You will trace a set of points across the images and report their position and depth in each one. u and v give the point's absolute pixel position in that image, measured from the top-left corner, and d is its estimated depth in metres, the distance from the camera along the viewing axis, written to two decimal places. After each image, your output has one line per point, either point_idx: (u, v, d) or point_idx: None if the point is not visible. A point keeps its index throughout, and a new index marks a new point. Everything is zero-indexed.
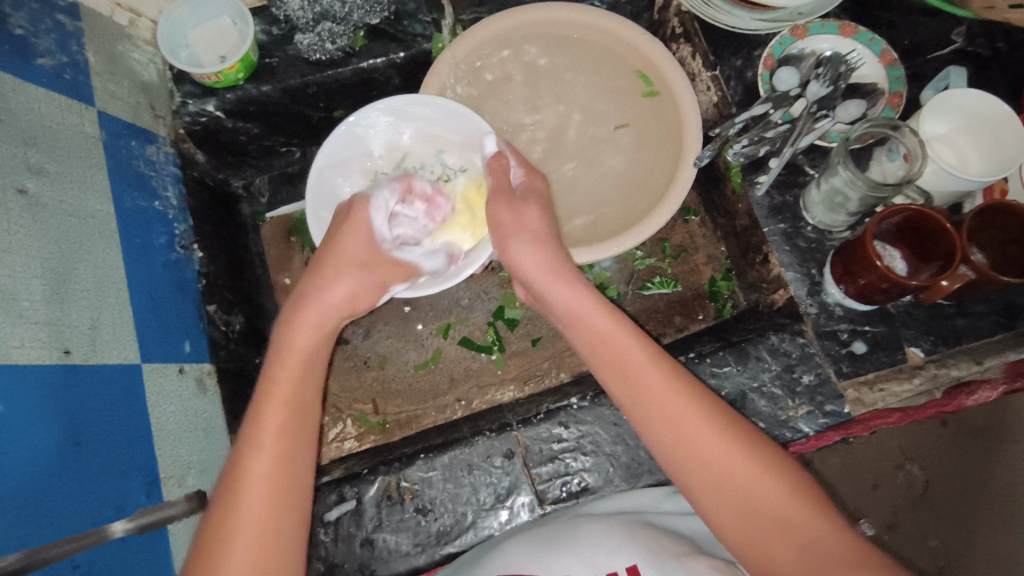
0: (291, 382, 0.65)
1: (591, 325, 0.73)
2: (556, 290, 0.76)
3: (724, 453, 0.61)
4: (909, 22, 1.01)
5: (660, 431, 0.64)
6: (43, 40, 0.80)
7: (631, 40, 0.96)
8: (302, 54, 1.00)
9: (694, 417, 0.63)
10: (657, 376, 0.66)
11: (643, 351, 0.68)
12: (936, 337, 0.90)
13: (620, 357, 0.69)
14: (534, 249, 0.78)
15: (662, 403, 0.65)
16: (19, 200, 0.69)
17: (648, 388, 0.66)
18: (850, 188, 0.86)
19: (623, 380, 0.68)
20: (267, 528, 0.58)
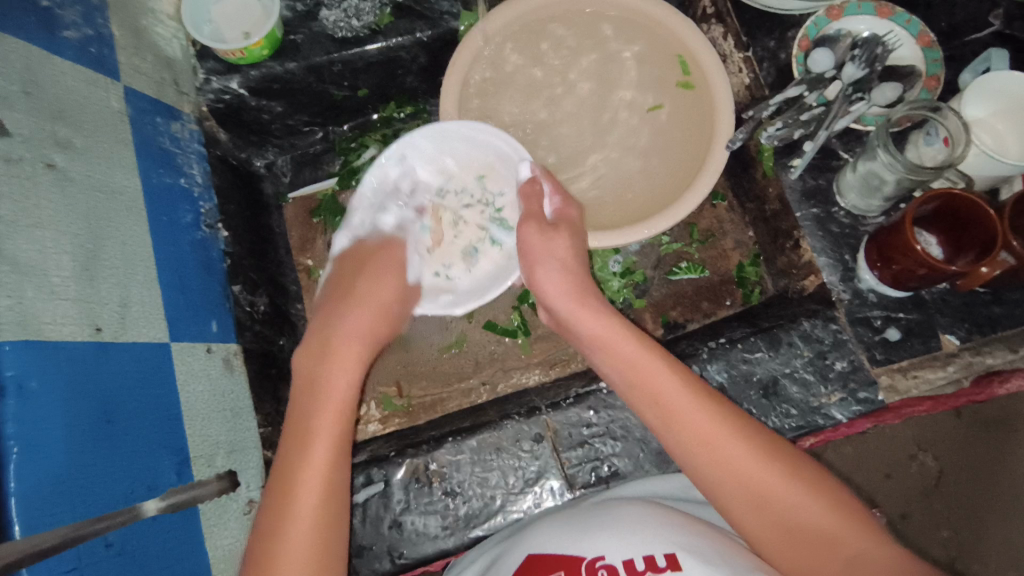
0: (340, 381, 0.71)
1: (617, 341, 0.74)
2: (578, 315, 0.78)
3: (754, 467, 0.63)
4: (948, 4, 0.99)
5: (691, 445, 0.66)
6: (69, 12, 0.78)
7: (666, 20, 0.94)
8: (327, 31, 0.98)
9: (726, 435, 0.65)
10: (693, 401, 0.68)
11: (672, 375, 0.70)
12: (972, 325, 0.88)
13: (648, 383, 0.71)
14: (563, 287, 0.79)
15: (692, 420, 0.67)
16: (48, 174, 0.68)
17: (675, 405, 0.68)
18: (888, 172, 0.84)
19: (654, 406, 0.69)
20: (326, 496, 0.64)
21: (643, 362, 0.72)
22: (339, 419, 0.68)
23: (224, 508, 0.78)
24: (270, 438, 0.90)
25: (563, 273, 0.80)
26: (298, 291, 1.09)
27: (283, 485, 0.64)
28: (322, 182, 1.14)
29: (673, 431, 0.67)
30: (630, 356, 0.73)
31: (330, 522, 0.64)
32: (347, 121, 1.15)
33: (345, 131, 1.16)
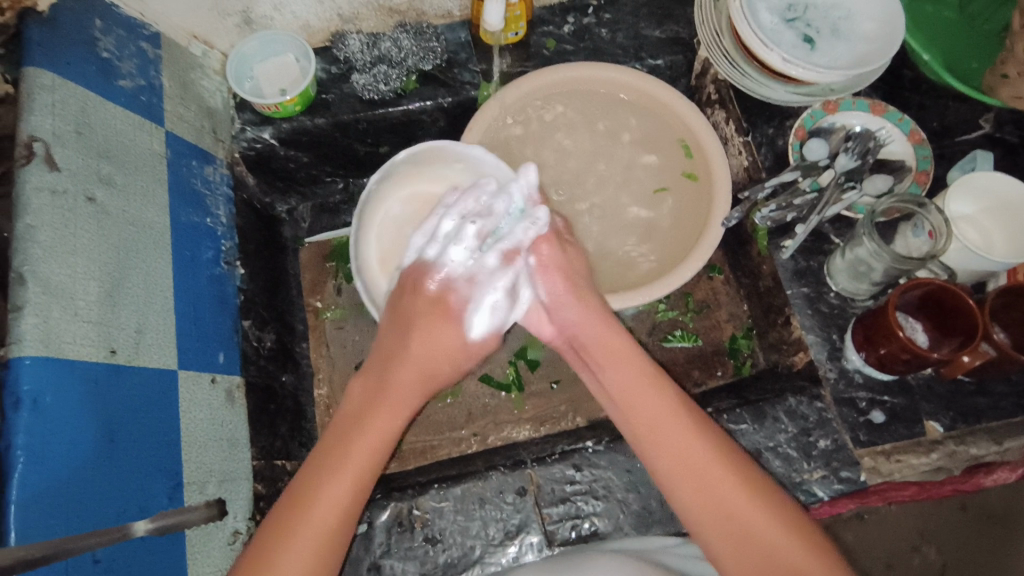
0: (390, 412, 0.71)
1: (617, 360, 0.75)
2: (584, 329, 0.77)
3: (735, 497, 0.66)
4: (941, 105, 1.05)
5: (675, 470, 0.68)
6: (126, 63, 0.87)
7: (671, 104, 1.01)
8: (357, 92, 1.06)
9: (714, 468, 0.67)
10: (684, 426, 0.70)
11: (659, 396, 0.72)
12: (956, 414, 0.90)
13: (637, 407, 0.73)
14: (575, 308, 0.77)
15: (672, 440, 0.70)
16: (88, 207, 0.75)
17: (659, 424, 0.71)
18: (874, 259, 0.88)
19: (645, 427, 0.71)
20: (334, 526, 0.65)
21: (641, 383, 0.73)
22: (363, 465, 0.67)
23: (209, 536, 0.79)
24: (262, 471, 0.92)
25: (574, 304, 0.77)
26: (304, 331, 1.14)
27: (297, 501, 0.65)
28: (338, 230, 1.21)
29: (656, 451, 0.70)
30: (631, 376, 0.74)
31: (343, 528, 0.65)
32: (367, 174, 1.22)
33: (365, 184, 1.23)
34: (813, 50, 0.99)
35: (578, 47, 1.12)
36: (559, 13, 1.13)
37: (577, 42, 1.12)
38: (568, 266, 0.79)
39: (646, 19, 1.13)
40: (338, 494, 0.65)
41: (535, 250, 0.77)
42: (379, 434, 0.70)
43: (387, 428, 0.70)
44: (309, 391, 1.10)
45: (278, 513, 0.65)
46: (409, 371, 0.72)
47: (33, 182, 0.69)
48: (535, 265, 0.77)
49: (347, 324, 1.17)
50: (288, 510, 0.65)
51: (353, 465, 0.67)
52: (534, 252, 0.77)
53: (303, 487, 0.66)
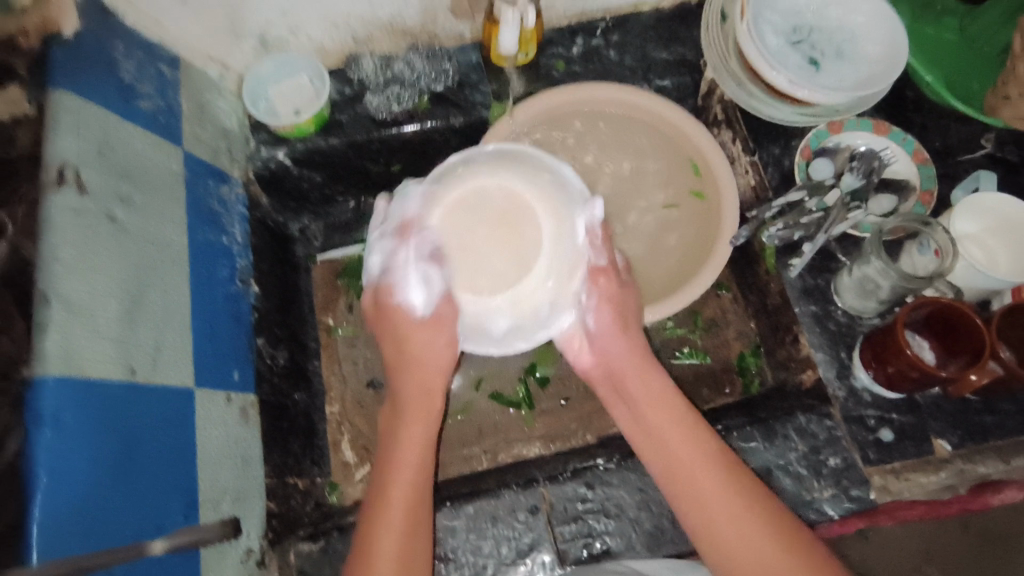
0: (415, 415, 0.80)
1: (653, 404, 0.80)
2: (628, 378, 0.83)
3: (753, 539, 0.69)
4: (943, 125, 1.07)
5: (701, 512, 0.72)
6: (146, 86, 0.89)
7: (680, 124, 1.03)
8: (369, 113, 1.08)
9: (735, 512, 0.71)
10: (712, 473, 0.74)
11: (687, 437, 0.77)
12: (964, 432, 0.91)
13: (668, 448, 0.77)
14: (619, 341, 0.84)
15: (701, 488, 0.73)
16: (109, 227, 0.76)
17: (689, 470, 0.74)
18: (881, 277, 0.90)
19: (670, 475, 0.76)
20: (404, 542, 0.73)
21: (674, 427, 0.78)
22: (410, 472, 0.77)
23: (222, 554, 0.79)
24: (274, 489, 0.93)
25: (620, 339, 0.84)
26: (315, 348, 1.15)
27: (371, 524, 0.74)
28: (349, 248, 1.23)
29: (686, 497, 0.74)
30: (662, 421, 0.79)
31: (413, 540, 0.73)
32: (378, 193, 1.23)
33: (376, 202, 1.25)
34: (819, 71, 1.01)
35: (586, 69, 1.14)
36: (567, 36, 1.16)
37: (585, 64, 1.15)
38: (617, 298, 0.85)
39: (652, 41, 1.15)
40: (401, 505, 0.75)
41: (590, 282, 0.84)
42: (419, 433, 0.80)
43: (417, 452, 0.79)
44: (321, 407, 1.11)
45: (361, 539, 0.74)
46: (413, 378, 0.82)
47: (57, 203, 0.71)
48: (588, 298, 0.83)
49: (358, 341, 1.17)
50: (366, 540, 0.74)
51: (396, 502, 0.74)
52: (589, 284, 0.84)
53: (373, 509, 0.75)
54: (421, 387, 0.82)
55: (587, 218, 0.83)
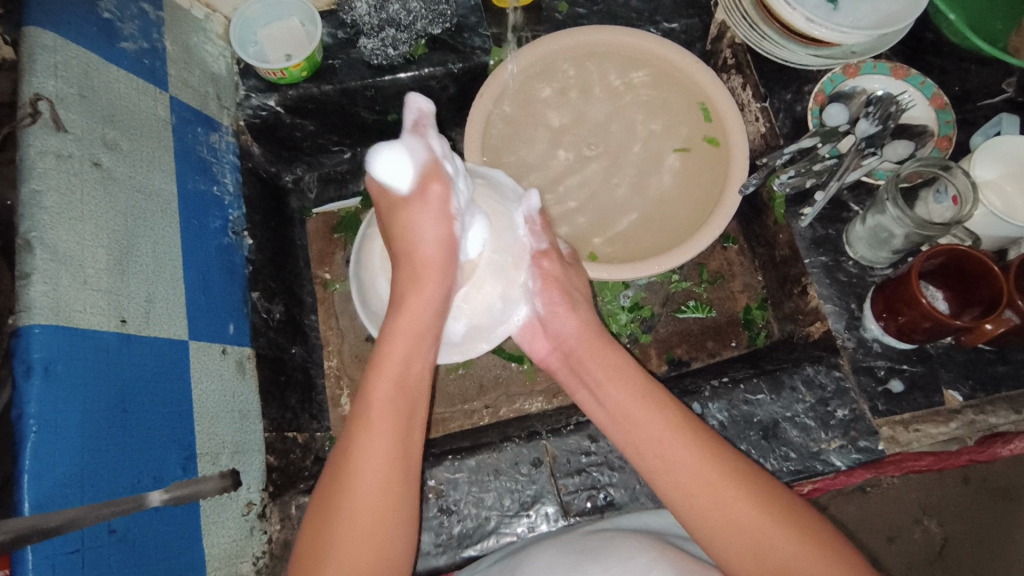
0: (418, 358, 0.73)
1: (614, 378, 0.77)
2: (590, 357, 0.80)
3: (729, 499, 0.66)
4: (963, 69, 1.01)
5: (682, 486, 0.68)
6: (128, 25, 0.84)
7: (686, 67, 0.99)
8: (364, 58, 1.03)
9: (710, 475, 0.67)
10: (680, 440, 0.71)
11: (660, 413, 0.73)
12: (976, 383, 0.89)
13: (636, 422, 0.74)
14: (569, 320, 0.82)
15: (681, 462, 0.69)
16: (93, 172, 0.73)
17: (665, 443, 0.71)
18: (896, 226, 0.86)
19: (636, 448, 0.73)
20: (381, 506, 0.65)
21: (644, 399, 0.75)
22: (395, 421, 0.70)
23: (223, 506, 0.79)
24: (274, 443, 0.92)
25: (573, 315, 0.82)
26: (313, 303, 1.13)
27: (334, 484, 0.66)
28: (346, 201, 1.20)
29: (663, 472, 0.70)
30: (633, 397, 0.75)
31: (393, 502, 0.66)
32: (374, 144, 1.19)
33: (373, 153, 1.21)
34: (836, 10, 0.96)
35: (591, 11, 1.09)
36: None
37: (589, 6, 1.09)
38: (559, 277, 0.83)
39: None
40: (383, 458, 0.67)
41: (535, 267, 0.84)
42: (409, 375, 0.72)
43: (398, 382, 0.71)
44: (319, 363, 1.10)
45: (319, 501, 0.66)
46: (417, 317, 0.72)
47: (36, 145, 0.67)
48: (533, 283, 0.83)
49: None
50: (325, 504, 0.65)
51: (374, 463, 0.66)
52: (534, 268, 0.83)
53: (341, 468, 0.67)
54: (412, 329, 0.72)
55: (523, 211, 0.84)
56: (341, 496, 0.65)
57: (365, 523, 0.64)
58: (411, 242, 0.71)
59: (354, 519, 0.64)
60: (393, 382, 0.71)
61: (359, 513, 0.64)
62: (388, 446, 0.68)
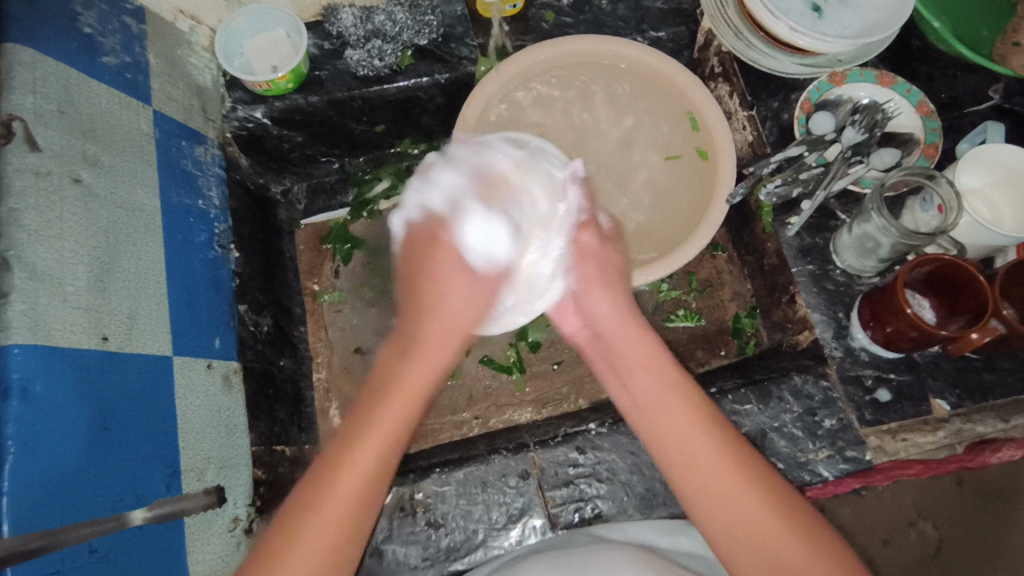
0: (419, 382, 0.67)
1: (640, 374, 0.70)
2: (622, 350, 0.73)
3: (754, 513, 0.60)
4: (950, 75, 1.02)
5: (711, 498, 0.62)
6: (109, 39, 0.84)
7: (676, 77, 0.99)
8: (350, 69, 1.03)
9: (724, 470, 0.63)
10: (709, 444, 0.64)
11: (687, 408, 0.67)
12: (963, 391, 0.89)
13: (662, 417, 0.67)
14: (606, 300, 0.77)
15: (711, 470, 0.63)
16: (74, 189, 0.72)
17: (695, 446, 0.64)
18: (882, 235, 0.86)
19: (670, 441, 0.66)
20: (351, 513, 0.60)
21: (676, 392, 0.68)
22: (387, 446, 0.63)
23: (209, 523, 0.78)
24: (261, 457, 0.91)
25: (604, 292, 0.77)
26: (301, 314, 1.13)
27: (324, 472, 0.61)
28: (335, 212, 1.20)
29: (690, 475, 0.64)
30: (664, 396, 0.68)
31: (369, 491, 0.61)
32: (363, 154, 1.19)
33: (361, 163, 1.21)
34: (821, 18, 0.96)
35: (578, 20, 1.09)
36: None
37: (576, 15, 1.10)
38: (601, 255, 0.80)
39: None
40: (369, 455, 0.61)
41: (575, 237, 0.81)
42: (417, 378, 0.67)
43: (423, 374, 0.68)
44: (308, 374, 1.09)
45: (297, 496, 0.60)
46: (434, 332, 0.71)
47: (14, 163, 0.67)
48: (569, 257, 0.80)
49: (345, 307, 1.16)
50: (297, 506, 0.59)
51: (352, 472, 0.60)
52: (573, 241, 0.80)
53: (320, 472, 0.61)
54: (443, 340, 0.70)
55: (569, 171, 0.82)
56: (319, 491, 0.59)
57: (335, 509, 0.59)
58: (440, 301, 0.72)
59: (328, 511, 0.59)
60: (404, 400, 0.65)
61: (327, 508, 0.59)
62: (373, 449, 0.62)
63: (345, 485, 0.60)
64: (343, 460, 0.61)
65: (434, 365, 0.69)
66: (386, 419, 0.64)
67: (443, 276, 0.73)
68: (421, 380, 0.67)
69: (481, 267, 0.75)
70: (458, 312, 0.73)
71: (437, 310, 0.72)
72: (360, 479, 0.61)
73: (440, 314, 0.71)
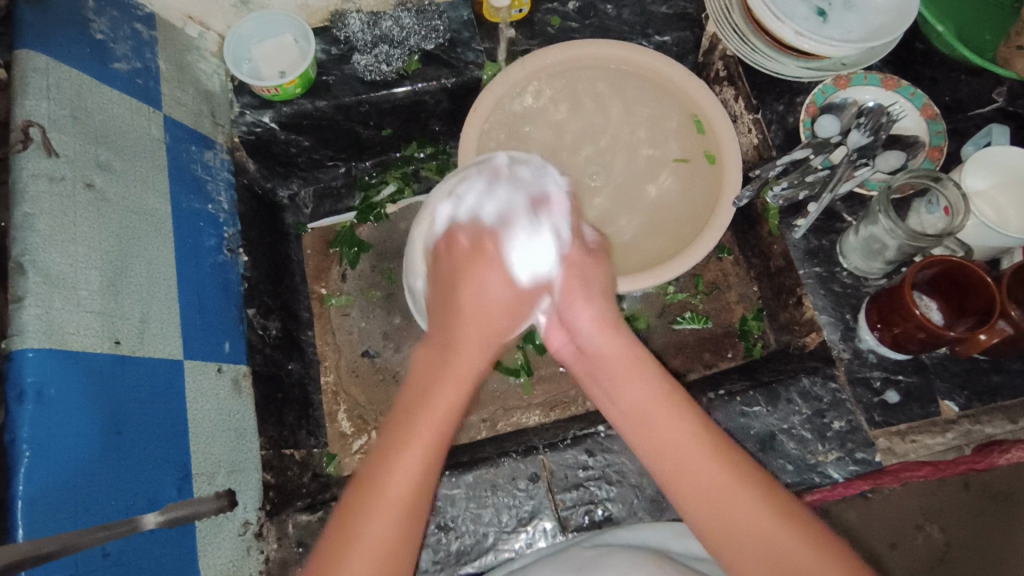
0: (454, 385, 0.66)
1: (628, 379, 0.69)
2: (600, 366, 0.71)
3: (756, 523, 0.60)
4: (954, 78, 1.03)
5: (708, 511, 0.62)
6: (120, 45, 0.84)
7: (679, 80, 0.99)
8: (358, 73, 1.04)
9: (717, 474, 0.63)
10: (702, 454, 0.64)
11: (678, 417, 0.66)
12: (971, 392, 0.89)
13: (654, 427, 0.67)
14: (589, 312, 0.72)
15: (705, 482, 0.63)
16: (87, 194, 0.73)
17: (683, 455, 0.64)
18: (889, 237, 0.86)
19: (657, 456, 0.66)
20: (385, 552, 0.59)
21: (664, 401, 0.67)
22: (428, 459, 0.62)
23: (220, 527, 0.78)
24: (271, 461, 0.91)
25: (586, 304, 0.71)
26: (309, 318, 1.13)
27: (361, 498, 0.60)
28: (342, 215, 1.20)
29: (681, 490, 0.64)
30: (652, 404, 0.67)
31: (409, 526, 0.60)
32: (369, 158, 1.20)
33: (367, 167, 1.21)
34: (826, 22, 0.96)
35: (584, 25, 1.10)
36: None
37: (582, 20, 1.10)
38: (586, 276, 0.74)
39: None
40: (399, 484, 0.60)
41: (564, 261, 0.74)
42: (449, 398, 0.65)
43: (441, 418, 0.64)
44: (316, 378, 1.10)
45: (333, 530, 0.61)
46: (467, 337, 0.69)
47: (29, 168, 0.67)
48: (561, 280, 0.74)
49: (353, 311, 1.16)
50: (335, 538, 0.60)
51: (392, 501, 0.60)
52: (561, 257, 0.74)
53: (354, 500, 0.61)
54: (479, 341, 0.69)
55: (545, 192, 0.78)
56: (350, 529, 0.59)
57: (373, 544, 0.59)
58: (470, 291, 0.71)
59: (354, 553, 0.58)
60: (460, 391, 0.66)
61: (375, 539, 0.59)
62: (425, 458, 0.62)
63: (382, 510, 0.60)
64: (379, 484, 0.61)
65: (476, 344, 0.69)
66: (425, 426, 0.63)
67: (466, 303, 0.70)
68: (463, 381, 0.67)
69: (523, 284, 0.72)
70: (496, 315, 0.71)
71: (470, 305, 0.70)
72: (395, 498, 0.60)
73: (469, 314, 0.70)
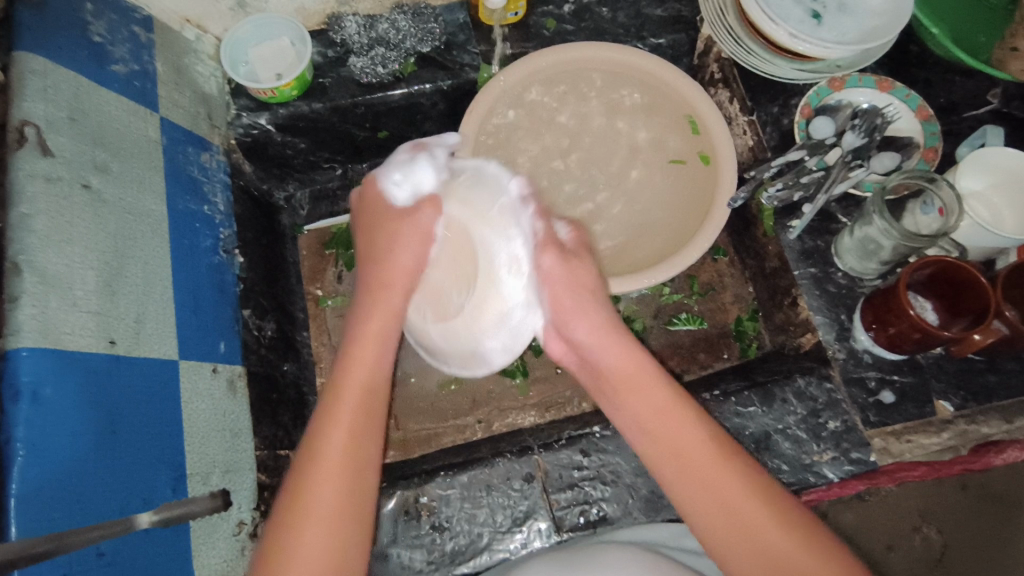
0: (364, 368, 0.68)
1: (630, 386, 0.70)
2: (608, 375, 0.71)
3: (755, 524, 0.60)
4: (948, 80, 1.03)
5: (709, 511, 0.62)
6: (118, 48, 0.85)
7: (673, 81, 1.00)
8: (354, 76, 1.04)
9: (717, 471, 0.63)
10: (705, 456, 0.64)
11: (680, 418, 0.66)
12: (967, 393, 0.89)
13: (659, 431, 0.67)
14: (585, 324, 0.73)
15: (710, 485, 0.63)
16: (84, 195, 0.73)
17: (688, 456, 0.64)
18: (884, 237, 0.86)
19: (667, 457, 0.65)
20: (333, 524, 0.60)
21: (665, 403, 0.68)
22: (355, 444, 0.64)
23: (214, 527, 0.78)
24: (266, 461, 0.91)
25: (584, 317, 0.73)
26: (305, 319, 1.13)
27: (303, 477, 0.62)
28: (339, 217, 1.20)
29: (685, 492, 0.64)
30: (657, 408, 0.67)
31: (352, 505, 0.62)
32: (366, 160, 1.20)
33: (364, 169, 1.22)
34: (820, 25, 0.97)
35: (579, 27, 1.11)
36: None
37: (577, 23, 1.11)
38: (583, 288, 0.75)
39: None
40: (338, 451, 0.63)
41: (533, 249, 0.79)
42: (366, 372, 0.68)
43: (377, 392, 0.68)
44: (311, 379, 1.10)
45: (281, 516, 0.61)
46: (378, 317, 0.72)
47: (26, 169, 0.68)
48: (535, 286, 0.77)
49: (349, 312, 1.16)
50: (284, 516, 0.61)
51: (325, 481, 0.61)
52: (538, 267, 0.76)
53: (296, 483, 0.62)
54: (394, 312, 0.73)
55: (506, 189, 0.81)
56: (296, 507, 0.60)
57: (322, 518, 0.60)
58: (394, 252, 0.76)
59: (306, 532, 0.59)
60: (360, 390, 0.67)
61: (313, 525, 0.60)
62: (357, 433, 0.64)
63: (325, 487, 0.61)
64: (319, 453, 0.63)
65: (376, 339, 0.71)
66: (348, 404, 0.65)
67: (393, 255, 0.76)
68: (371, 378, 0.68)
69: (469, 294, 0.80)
70: (409, 259, 0.76)
71: (395, 263, 0.75)
72: (338, 485, 0.62)
73: (390, 262, 0.76)
